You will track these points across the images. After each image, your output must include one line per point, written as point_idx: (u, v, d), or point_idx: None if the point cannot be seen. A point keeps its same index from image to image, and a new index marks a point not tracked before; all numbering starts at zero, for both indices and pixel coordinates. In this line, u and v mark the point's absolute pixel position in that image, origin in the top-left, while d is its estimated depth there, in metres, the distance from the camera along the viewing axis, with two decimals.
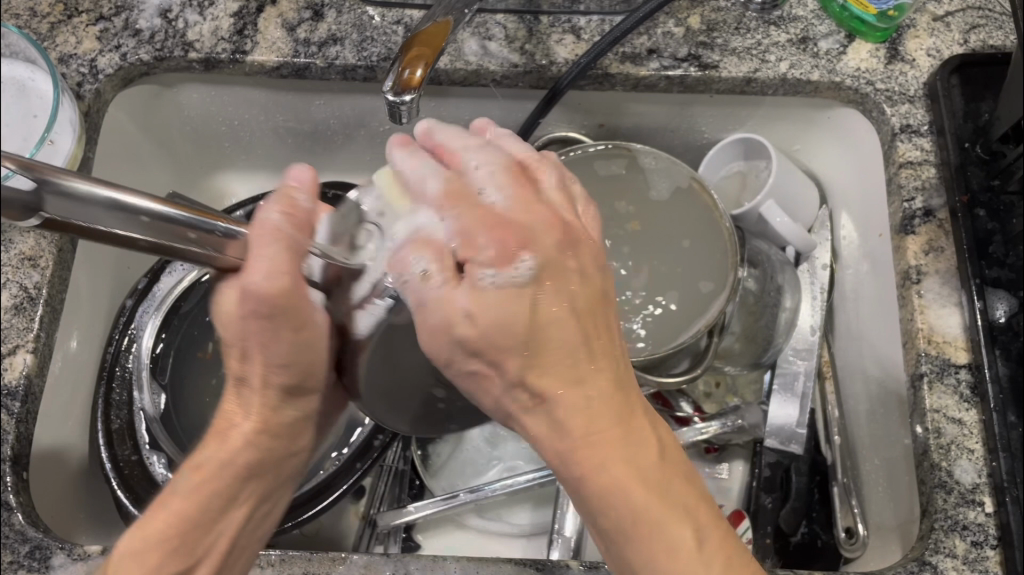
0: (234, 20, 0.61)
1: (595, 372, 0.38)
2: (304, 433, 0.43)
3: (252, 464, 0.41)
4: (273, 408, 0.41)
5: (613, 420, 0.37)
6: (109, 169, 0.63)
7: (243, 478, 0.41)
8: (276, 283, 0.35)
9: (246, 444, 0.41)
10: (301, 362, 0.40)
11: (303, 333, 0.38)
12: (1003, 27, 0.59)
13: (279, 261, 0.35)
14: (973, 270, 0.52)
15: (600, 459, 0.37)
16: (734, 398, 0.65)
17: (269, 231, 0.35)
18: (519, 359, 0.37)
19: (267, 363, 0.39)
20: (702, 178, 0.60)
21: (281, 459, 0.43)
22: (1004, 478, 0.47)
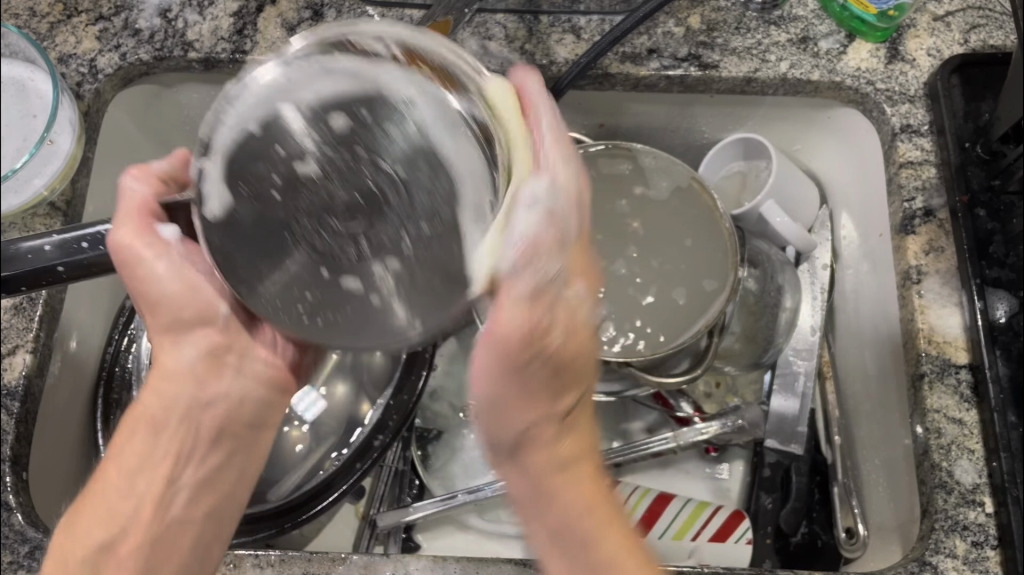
0: (234, 20, 0.61)
1: (567, 438, 0.43)
2: (226, 373, 0.45)
3: (170, 415, 0.44)
4: (179, 362, 0.44)
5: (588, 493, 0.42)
6: (108, 169, 0.62)
7: (157, 436, 0.44)
8: (138, 234, 0.41)
9: (161, 397, 0.44)
10: (195, 308, 0.43)
11: (183, 284, 0.42)
12: (1003, 27, 0.59)
13: (131, 224, 0.41)
14: (974, 270, 0.52)
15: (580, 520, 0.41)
16: (734, 398, 0.65)
17: (131, 198, 0.41)
18: (540, 403, 0.41)
19: (156, 324, 0.44)
20: (702, 178, 0.60)
21: (200, 410, 0.45)
22: (1004, 478, 0.47)
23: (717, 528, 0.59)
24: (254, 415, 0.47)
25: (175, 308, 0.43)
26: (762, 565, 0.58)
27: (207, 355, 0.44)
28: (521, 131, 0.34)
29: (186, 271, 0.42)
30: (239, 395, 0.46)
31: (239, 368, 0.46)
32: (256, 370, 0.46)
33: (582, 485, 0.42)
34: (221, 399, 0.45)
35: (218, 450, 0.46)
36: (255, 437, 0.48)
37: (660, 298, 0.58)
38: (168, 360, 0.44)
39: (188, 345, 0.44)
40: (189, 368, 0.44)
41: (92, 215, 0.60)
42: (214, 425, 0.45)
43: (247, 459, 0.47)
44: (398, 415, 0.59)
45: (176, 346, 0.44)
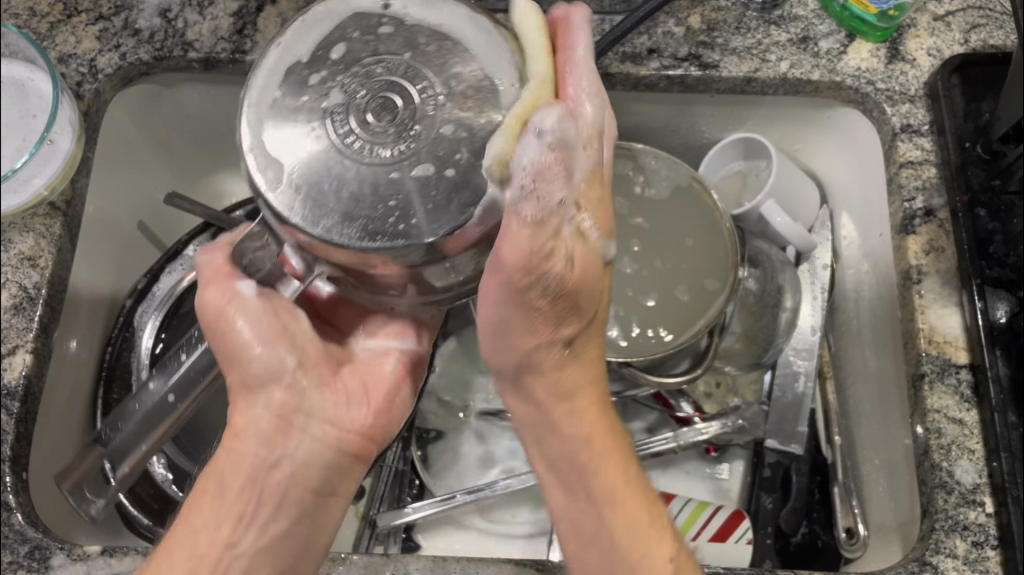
0: (234, 20, 0.60)
1: (574, 371, 0.42)
2: (293, 434, 0.40)
3: (236, 476, 0.40)
4: (251, 412, 0.40)
5: (589, 372, 0.43)
6: (108, 168, 0.62)
7: (221, 495, 0.40)
8: (218, 282, 0.41)
9: (230, 458, 0.40)
10: (270, 364, 0.40)
11: (260, 337, 0.40)
12: (1003, 27, 0.59)
13: (217, 282, 0.41)
14: (973, 270, 0.52)
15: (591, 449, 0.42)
16: (734, 398, 0.64)
17: (210, 260, 0.42)
18: (551, 334, 0.40)
19: (242, 383, 0.41)
20: (703, 178, 0.60)
21: (267, 472, 0.40)
22: (1005, 479, 0.47)
23: (717, 528, 0.59)
24: (327, 483, 0.41)
25: (249, 360, 0.40)
26: (762, 565, 0.58)
27: (278, 413, 0.40)
28: (549, 76, 0.37)
29: (259, 316, 0.40)
30: (312, 462, 0.40)
31: (311, 427, 0.41)
32: (330, 423, 0.41)
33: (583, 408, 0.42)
34: (285, 463, 0.40)
35: (282, 514, 0.40)
36: (323, 508, 0.41)
37: (661, 297, 0.58)
38: (240, 418, 0.41)
39: (261, 400, 0.40)
40: (258, 423, 0.40)
41: (92, 215, 0.60)
42: (281, 490, 0.40)
43: (315, 526, 0.41)
44: None
45: (250, 403, 0.41)
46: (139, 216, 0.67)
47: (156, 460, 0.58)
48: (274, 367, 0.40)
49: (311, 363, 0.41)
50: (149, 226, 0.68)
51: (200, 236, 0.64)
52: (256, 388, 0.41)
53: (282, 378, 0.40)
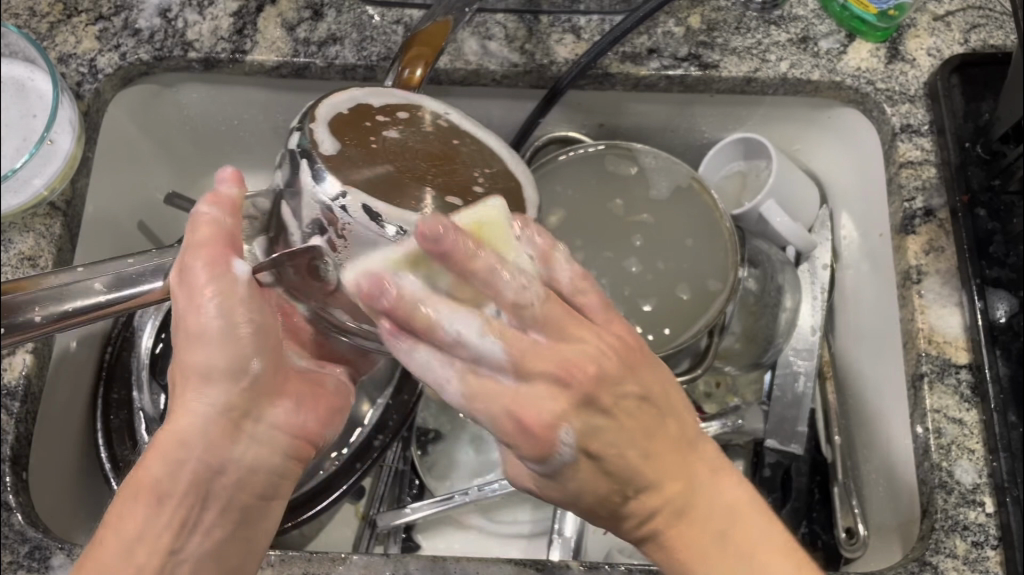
0: (234, 20, 0.61)
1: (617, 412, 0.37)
2: (241, 439, 0.37)
3: (178, 479, 0.36)
4: (201, 407, 0.37)
5: (651, 443, 0.38)
6: (108, 168, 0.62)
7: (164, 496, 0.36)
8: (208, 268, 0.36)
9: (167, 462, 0.36)
10: (234, 357, 0.36)
11: (228, 330, 0.36)
12: (1003, 27, 0.59)
13: (205, 251, 0.36)
14: (974, 270, 0.52)
15: (685, 537, 0.38)
16: (734, 398, 0.64)
17: (199, 223, 0.36)
18: (592, 477, 0.37)
19: (197, 372, 0.36)
20: (701, 177, 0.61)
21: (212, 477, 0.37)
22: (1004, 478, 0.47)
23: None
24: (270, 486, 0.39)
25: (210, 347, 0.36)
26: None
27: (226, 414, 0.37)
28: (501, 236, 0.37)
29: (235, 306, 0.36)
30: (263, 467, 0.38)
31: (261, 433, 0.38)
32: (280, 430, 0.39)
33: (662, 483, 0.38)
34: (231, 468, 0.37)
35: (224, 518, 0.38)
36: (264, 512, 0.39)
37: (659, 298, 0.57)
38: (183, 415, 0.37)
39: (206, 397, 0.37)
40: (204, 423, 0.36)
41: (92, 215, 0.60)
42: (226, 494, 0.37)
43: (252, 531, 0.39)
44: (397, 414, 0.60)
45: (191, 398, 0.37)
46: (139, 216, 0.66)
47: None
48: (236, 369, 0.37)
49: (272, 369, 0.38)
50: (149, 226, 0.68)
51: None
52: (211, 384, 0.36)
53: (240, 381, 0.37)
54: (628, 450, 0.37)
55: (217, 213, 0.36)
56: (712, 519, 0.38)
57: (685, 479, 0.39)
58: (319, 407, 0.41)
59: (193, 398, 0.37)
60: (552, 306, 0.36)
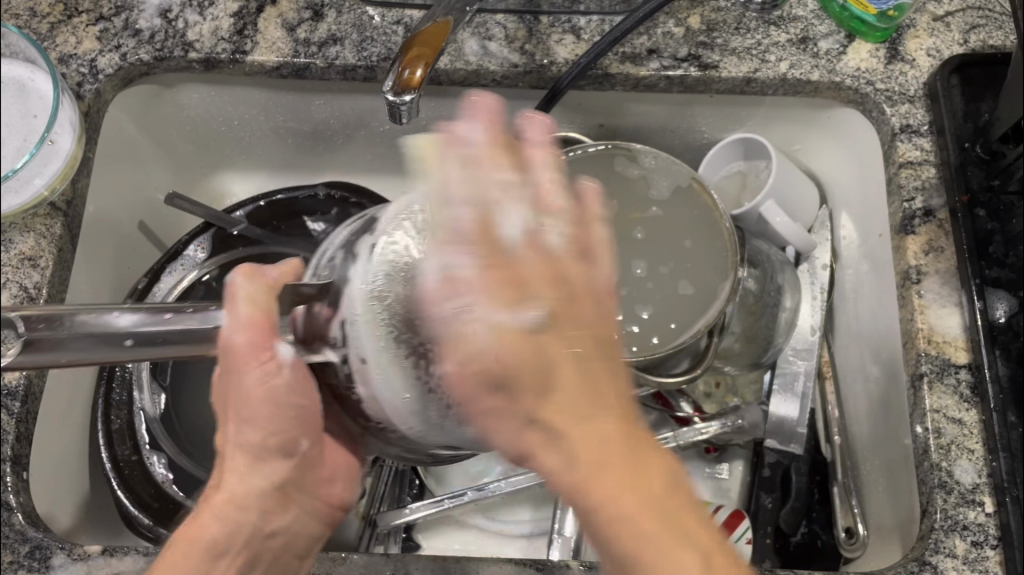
0: (234, 20, 0.61)
1: (555, 368, 0.34)
2: (289, 507, 0.43)
3: (232, 538, 0.41)
4: (257, 469, 0.41)
5: (570, 347, 0.34)
6: (109, 167, 0.62)
7: (214, 550, 0.40)
8: (250, 350, 0.37)
9: (226, 519, 0.41)
10: (283, 430, 0.41)
11: (278, 414, 0.40)
12: (1003, 27, 0.59)
13: (250, 331, 0.37)
14: (974, 270, 0.52)
15: (609, 497, 0.32)
16: (734, 398, 0.65)
17: (239, 300, 0.37)
18: (534, 403, 0.33)
19: (253, 445, 0.41)
20: (702, 178, 0.60)
21: (260, 537, 0.42)
22: (1004, 478, 0.47)
23: (718, 526, 0.58)
24: (305, 545, 0.45)
25: (261, 426, 0.40)
26: (762, 564, 0.58)
27: (278, 486, 0.42)
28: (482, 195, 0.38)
29: (275, 385, 0.39)
30: (302, 534, 0.44)
31: (305, 503, 0.44)
32: (320, 500, 0.45)
33: (613, 434, 0.34)
34: (280, 534, 0.43)
35: (265, 574, 0.43)
36: (296, 570, 0.45)
37: (658, 298, 0.57)
38: (239, 483, 0.41)
39: (261, 470, 0.41)
40: (261, 495, 0.41)
41: (92, 215, 0.60)
42: (274, 554, 0.43)
43: None
44: None
45: (251, 468, 0.41)
46: (139, 216, 0.67)
47: (156, 461, 0.58)
48: (287, 449, 0.42)
49: (319, 449, 0.43)
50: (149, 226, 0.68)
51: (200, 236, 0.65)
52: (264, 460, 0.41)
53: (291, 458, 0.42)
54: (580, 401, 0.34)
55: (258, 293, 0.38)
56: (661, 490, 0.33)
57: (597, 418, 0.34)
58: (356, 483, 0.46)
59: (247, 467, 0.41)
60: (536, 256, 0.35)
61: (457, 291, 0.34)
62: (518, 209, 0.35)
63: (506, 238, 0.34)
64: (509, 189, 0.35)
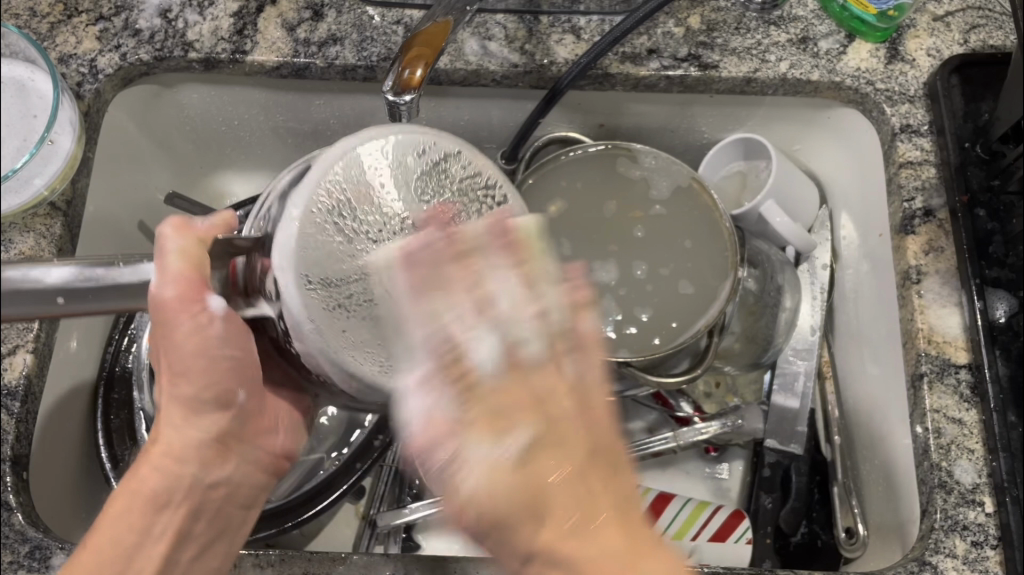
0: (234, 20, 0.61)
1: (541, 411, 0.39)
2: (228, 457, 0.47)
3: (173, 492, 0.45)
4: (195, 418, 0.45)
5: (586, 418, 0.40)
6: (109, 166, 0.62)
7: (156, 501, 0.44)
8: (180, 302, 0.41)
9: (160, 470, 0.45)
10: (217, 382, 0.45)
11: (209, 366, 0.44)
12: (1003, 27, 0.59)
13: (177, 283, 0.40)
14: (974, 270, 0.52)
15: (567, 531, 0.37)
16: (734, 398, 0.65)
17: (167, 254, 0.40)
18: (533, 533, 0.37)
19: (194, 398, 0.45)
20: (701, 177, 0.61)
21: (204, 486, 0.46)
22: (1004, 478, 0.47)
23: (717, 528, 0.59)
24: (250, 495, 0.49)
25: (182, 375, 0.44)
26: (762, 564, 0.58)
27: (212, 439, 0.46)
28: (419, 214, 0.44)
29: (208, 334, 0.43)
30: (246, 477, 0.49)
31: (245, 452, 0.49)
32: (263, 451, 0.50)
33: (575, 469, 0.38)
34: (220, 483, 0.47)
35: (210, 526, 0.47)
36: (244, 519, 0.49)
37: (658, 299, 0.57)
38: (175, 436, 0.45)
39: (197, 425, 0.45)
40: (198, 447, 0.46)
41: (92, 215, 0.60)
42: (216, 503, 0.47)
43: (233, 538, 0.48)
44: None
45: (187, 422, 0.45)
46: (139, 216, 0.67)
47: None
48: (223, 400, 0.46)
49: (254, 398, 0.48)
50: (149, 226, 0.68)
51: None
52: (199, 413, 0.45)
53: (226, 410, 0.46)
54: (571, 508, 0.37)
55: (188, 245, 0.41)
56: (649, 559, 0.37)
57: (586, 469, 0.39)
58: (293, 427, 0.52)
59: (180, 422, 0.45)
60: (513, 381, 0.39)
61: (443, 435, 0.37)
62: (485, 330, 0.39)
63: (478, 363, 0.38)
64: (484, 311, 0.39)
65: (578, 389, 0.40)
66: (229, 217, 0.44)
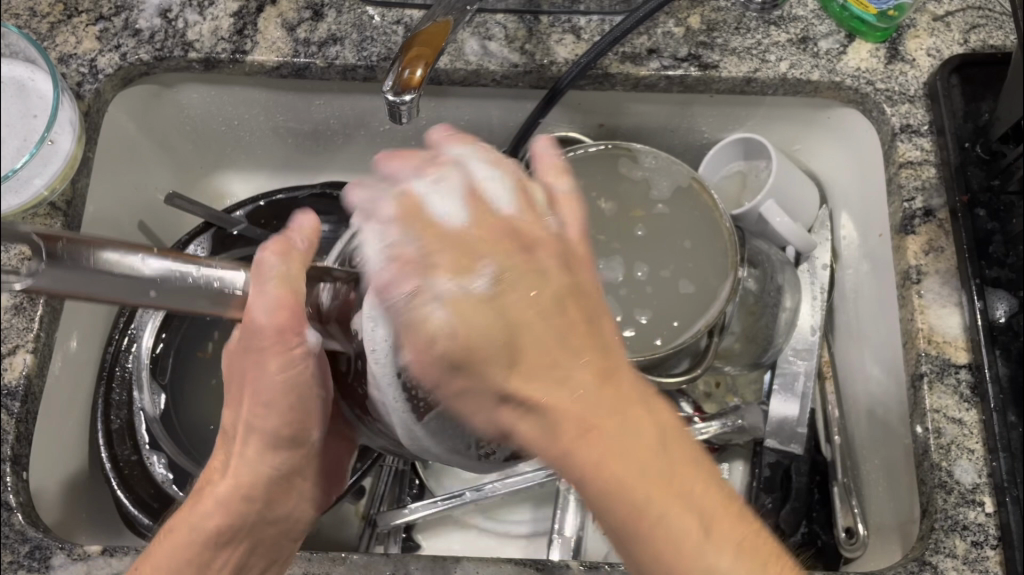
0: (234, 20, 0.61)
1: (523, 325, 0.35)
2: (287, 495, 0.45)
3: (234, 529, 0.43)
4: (266, 453, 0.44)
5: (576, 317, 0.36)
6: (109, 167, 0.62)
7: (219, 540, 0.43)
8: (280, 335, 0.40)
9: (225, 505, 0.43)
10: (294, 421, 0.44)
11: (287, 406, 0.43)
12: (1003, 27, 0.59)
13: (279, 315, 0.39)
14: (974, 270, 0.52)
15: (589, 455, 0.33)
16: (734, 398, 0.65)
17: (268, 275, 0.39)
18: (500, 374, 0.35)
19: (263, 432, 0.43)
20: (701, 178, 0.60)
21: (262, 522, 0.44)
22: (1004, 478, 0.47)
23: None
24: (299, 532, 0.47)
25: (282, 411, 0.43)
26: None
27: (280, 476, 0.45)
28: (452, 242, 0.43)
29: (292, 373, 0.42)
30: (300, 516, 0.46)
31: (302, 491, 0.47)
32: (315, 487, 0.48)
33: (592, 381, 0.34)
34: (276, 520, 0.45)
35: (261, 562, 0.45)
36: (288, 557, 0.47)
37: (658, 300, 0.57)
38: (249, 468, 0.43)
39: (267, 460, 0.44)
40: (267, 482, 0.44)
41: (92, 215, 0.60)
42: (269, 540, 0.45)
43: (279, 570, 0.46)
44: None
45: (257, 458, 0.44)
46: (139, 215, 0.67)
47: (156, 461, 0.58)
48: (297, 440, 0.45)
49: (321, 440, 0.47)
50: (149, 226, 0.68)
51: (200, 236, 0.65)
52: (275, 449, 0.44)
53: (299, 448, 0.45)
54: (548, 350, 0.35)
55: (287, 265, 0.40)
56: (665, 420, 0.35)
57: (597, 357, 0.35)
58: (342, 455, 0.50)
59: (252, 452, 0.44)
60: (481, 222, 0.39)
61: (411, 271, 0.38)
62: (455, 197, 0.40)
63: (493, 201, 0.40)
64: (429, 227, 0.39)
65: (573, 235, 0.40)
66: (318, 226, 0.43)
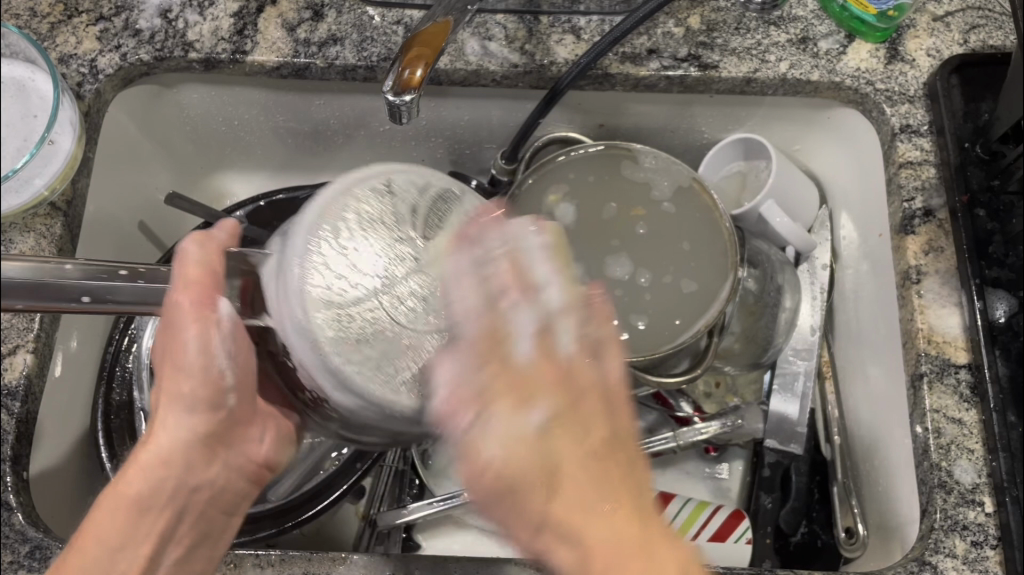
0: (234, 20, 0.61)
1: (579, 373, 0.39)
2: (214, 461, 0.43)
3: (155, 499, 0.41)
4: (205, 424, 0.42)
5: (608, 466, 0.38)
6: (110, 167, 0.62)
7: (139, 509, 0.41)
8: (195, 306, 0.38)
9: (148, 477, 0.41)
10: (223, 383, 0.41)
11: (235, 366, 0.41)
12: (1002, 27, 0.60)
13: (191, 289, 0.39)
14: (974, 270, 0.52)
15: (575, 479, 0.37)
16: (734, 398, 0.65)
17: (189, 261, 0.39)
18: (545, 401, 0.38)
19: (181, 396, 0.40)
20: (702, 178, 0.61)
21: (187, 490, 0.42)
22: (1004, 478, 0.47)
23: (717, 528, 0.59)
24: (233, 502, 0.45)
25: (202, 379, 0.40)
26: (761, 564, 0.58)
27: (201, 439, 0.42)
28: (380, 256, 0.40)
29: (215, 342, 0.39)
30: (227, 484, 0.44)
31: (230, 458, 0.44)
32: (248, 459, 0.45)
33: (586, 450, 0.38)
34: (206, 486, 0.43)
35: (193, 531, 0.43)
36: (226, 526, 0.45)
37: (658, 300, 0.57)
38: (168, 436, 0.41)
39: (185, 423, 0.41)
40: (187, 447, 0.41)
41: (92, 215, 0.60)
42: (200, 507, 0.43)
43: (213, 546, 0.44)
44: None
45: (173, 420, 0.41)
46: (139, 216, 0.67)
47: None
48: (215, 404, 0.41)
49: (245, 407, 0.43)
50: (149, 226, 0.68)
51: None
52: (190, 414, 0.41)
53: (217, 413, 0.42)
54: (577, 472, 0.37)
55: (202, 248, 0.39)
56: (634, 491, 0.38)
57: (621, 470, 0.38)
58: (280, 436, 0.46)
59: (174, 420, 0.41)
60: (547, 364, 0.38)
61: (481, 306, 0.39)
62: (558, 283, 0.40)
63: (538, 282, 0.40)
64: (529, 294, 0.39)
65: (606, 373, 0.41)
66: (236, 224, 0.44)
